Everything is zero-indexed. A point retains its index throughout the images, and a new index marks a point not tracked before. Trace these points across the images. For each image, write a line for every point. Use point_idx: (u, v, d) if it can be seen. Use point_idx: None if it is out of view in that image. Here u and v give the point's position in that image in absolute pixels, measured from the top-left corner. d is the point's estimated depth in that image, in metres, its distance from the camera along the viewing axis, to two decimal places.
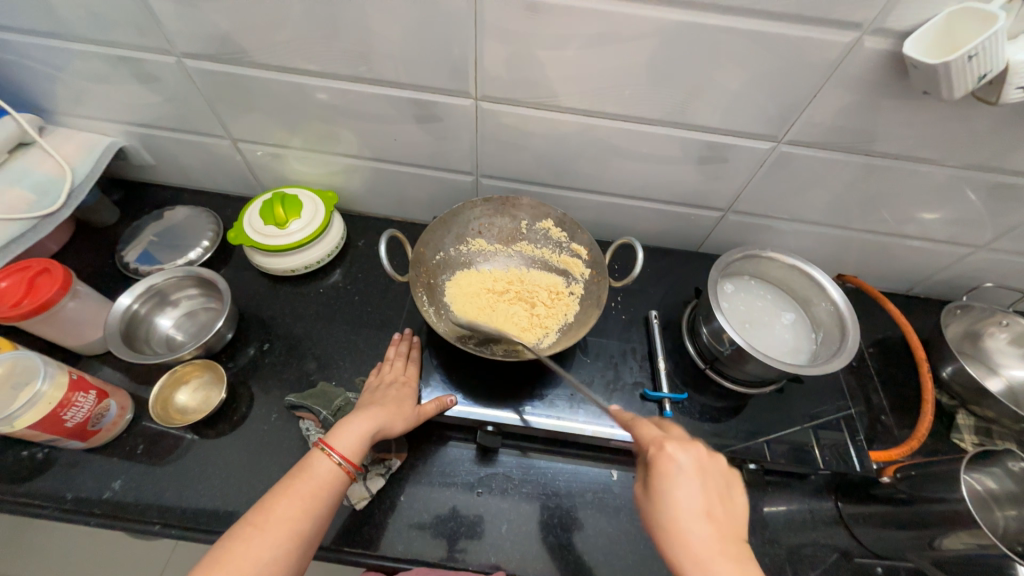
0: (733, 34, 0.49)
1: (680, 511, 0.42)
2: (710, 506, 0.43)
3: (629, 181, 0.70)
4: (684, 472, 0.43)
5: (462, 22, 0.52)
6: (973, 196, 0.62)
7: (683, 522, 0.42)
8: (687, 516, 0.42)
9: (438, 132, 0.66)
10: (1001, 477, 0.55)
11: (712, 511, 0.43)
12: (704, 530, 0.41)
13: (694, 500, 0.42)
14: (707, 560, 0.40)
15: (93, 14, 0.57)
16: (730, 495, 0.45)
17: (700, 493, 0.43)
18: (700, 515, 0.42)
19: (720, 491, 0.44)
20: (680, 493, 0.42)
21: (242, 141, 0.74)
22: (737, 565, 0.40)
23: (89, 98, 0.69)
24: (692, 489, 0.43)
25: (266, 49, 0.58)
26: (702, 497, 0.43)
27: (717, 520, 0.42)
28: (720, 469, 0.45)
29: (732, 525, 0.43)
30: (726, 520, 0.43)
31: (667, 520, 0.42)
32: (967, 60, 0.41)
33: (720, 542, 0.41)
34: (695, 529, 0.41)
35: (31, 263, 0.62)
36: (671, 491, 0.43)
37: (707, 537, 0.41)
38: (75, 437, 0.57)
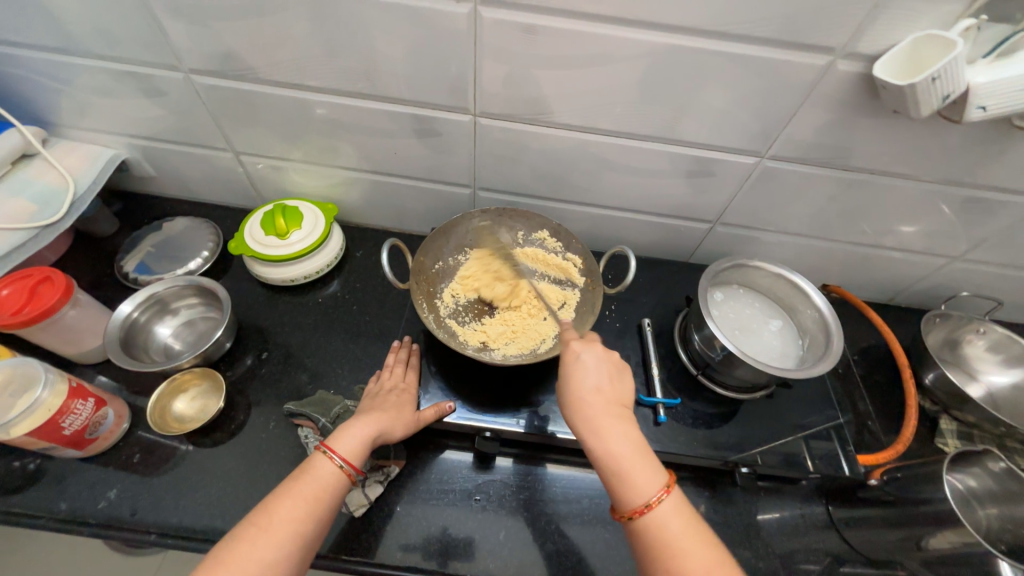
0: (716, 57, 0.52)
1: (578, 388, 0.51)
2: (604, 385, 0.52)
3: (621, 193, 0.72)
4: (586, 362, 0.53)
5: (463, 43, 0.55)
6: (946, 209, 0.66)
7: (581, 397, 0.51)
8: (583, 390, 0.51)
9: (437, 146, 0.69)
10: (980, 476, 0.58)
11: (605, 389, 0.51)
12: (596, 400, 0.50)
13: (590, 380, 0.52)
14: (596, 419, 0.49)
15: (106, 32, 0.59)
16: (624, 379, 0.53)
17: (596, 375, 0.52)
18: (594, 391, 0.51)
19: (615, 375, 0.53)
20: (581, 376, 0.52)
21: (244, 154, 0.76)
22: (620, 423, 0.49)
23: (94, 112, 0.71)
24: (590, 372, 0.52)
25: (270, 66, 0.61)
26: (598, 379, 0.52)
27: (608, 395, 0.51)
28: (618, 361, 0.55)
29: (622, 399, 0.52)
30: (616, 395, 0.52)
31: (570, 395, 0.52)
32: (932, 81, 0.45)
33: (606, 408, 0.50)
34: (590, 399, 0.50)
35: (32, 272, 0.62)
36: (573, 374, 0.52)
37: (598, 405, 0.50)
38: (71, 445, 0.57)
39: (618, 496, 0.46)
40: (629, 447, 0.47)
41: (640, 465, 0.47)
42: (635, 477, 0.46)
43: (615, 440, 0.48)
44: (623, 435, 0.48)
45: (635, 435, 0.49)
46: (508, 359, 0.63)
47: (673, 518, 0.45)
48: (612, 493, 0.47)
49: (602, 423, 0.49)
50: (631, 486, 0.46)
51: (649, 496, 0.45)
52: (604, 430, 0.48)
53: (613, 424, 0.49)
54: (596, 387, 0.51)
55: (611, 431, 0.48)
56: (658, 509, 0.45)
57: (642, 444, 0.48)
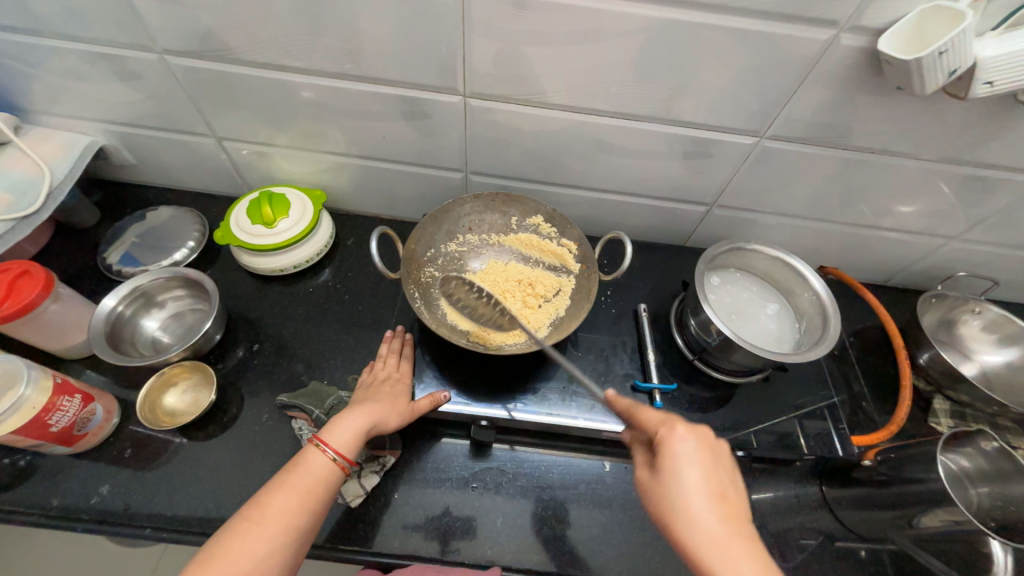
0: (716, 32, 0.50)
1: (689, 492, 0.41)
2: (720, 486, 0.42)
3: (616, 176, 0.71)
4: (696, 454, 0.43)
5: (450, 19, 0.52)
6: (946, 188, 0.65)
7: (698, 506, 0.40)
8: (697, 496, 0.41)
9: (427, 129, 0.66)
10: (974, 456, 0.58)
11: (723, 492, 0.42)
12: (716, 509, 0.40)
13: (706, 481, 0.42)
14: (721, 539, 0.39)
15: (71, 10, 0.55)
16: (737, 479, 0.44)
17: (709, 473, 0.42)
18: (711, 495, 0.41)
19: (728, 472, 0.44)
20: (692, 473, 0.42)
21: (226, 139, 0.73)
22: (750, 547, 0.39)
23: (67, 97, 0.68)
24: (704, 470, 0.42)
25: (250, 46, 0.58)
26: (713, 478, 0.42)
27: (729, 502, 0.41)
28: (730, 456, 0.45)
29: (741, 506, 0.42)
30: (734, 501, 0.42)
31: (679, 500, 0.41)
32: (938, 55, 0.43)
33: (730, 521, 0.40)
34: (705, 506, 0.40)
35: (10, 265, 0.60)
36: (681, 471, 0.42)
37: (718, 513, 0.40)
38: (60, 441, 0.56)
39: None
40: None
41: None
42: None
43: (749, 567, 0.37)
44: (758, 562, 0.38)
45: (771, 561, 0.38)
46: (502, 347, 0.62)
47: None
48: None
49: (731, 544, 0.39)
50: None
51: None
52: (737, 556, 0.38)
53: (744, 545, 0.39)
54: (713, 491, 0.41)
55: (742, 557, 0.38)
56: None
57: (783, 575, 0.38)
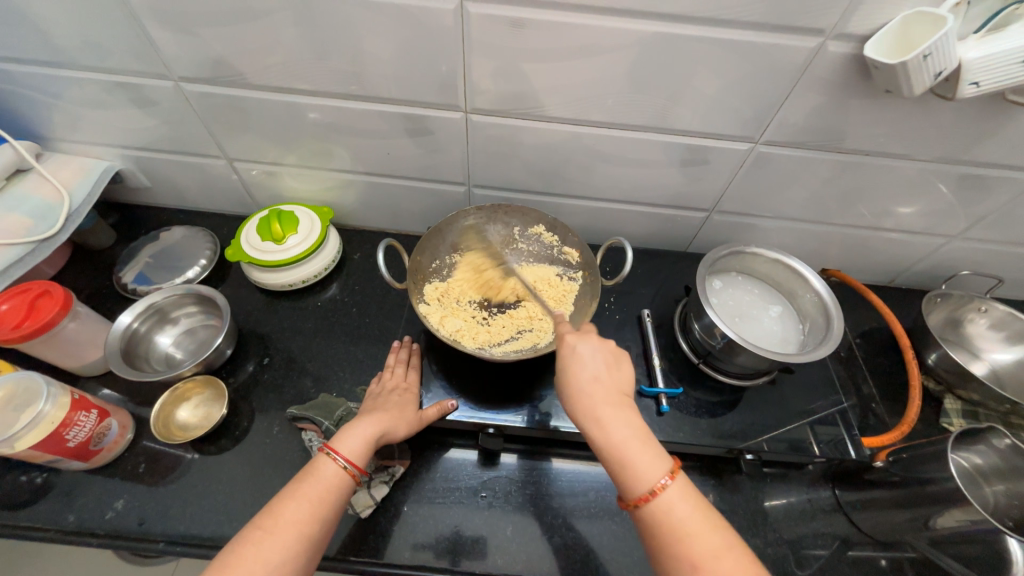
0: (706, 44, 0.52)
1: (574, 377, 0.50)
2: (600, 372, 0.50)
3: (615, 185, 0.72)
4: (579, 350, 0.51)
5: (450, 39, 0.54)
6: (942, 188, 0.65)
7: (578, 386, 0.49)
8: (581, 380, 0.49)
9: (430, 145, 0.68)
10: (986, 453, 0.58)
11: (602, 376, 0.50)
12: (592, 388, 0.49)
13: (585, 367, 0.50)
14: (594, 409, 0.47)
15: (93, 43, 0.59)
16: (621, 365, 0.51)
17: (591, 364, 0.50)
18: (591, 377, 0.49)
19: (612, 361, 0.51)
20: (576, 364, 0.50)
21: (238, 161, 0.76)
22: (617, 412, 0.47)
23: (85, 124, 0.71)
24: (586, 361, 0.50)
25: (261, 71, 0.60)
26: (594, 366, 0.50)
27: (607, 383, 0.49)
28: (614, 347, 0.53)
29: (621, 384, 0.50)
30: (615, 383, 0.50)
31: (566, 385, 0.50)
32: (923, 59, 0.45)
33: (605, 395, 0.48)
34: (586, 383, 0.49)
35: (30, 286, 0.63)
36: (568, 365, 0.50)
37: (597, 391, 0.48)
38: (77, 457, 0.58)
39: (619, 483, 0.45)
40: (630, 435, 0.46)
41: (644, 452, 0.45)
42: (637, 462, 0.44)
43: (613, 423, 0.46)
44: (623, 424, 0.46)
45: (635, 423, 0.47)
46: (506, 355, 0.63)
47: (681, 501, 0.43)
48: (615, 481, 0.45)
49: (601, 411, 0.47)
50: (635, 473, 0.44)
51: (654, 483, 0.43)
52: (604, 418, 0.47)
53: (612, 410, 0.47)
54: (594, 377, 0.49)
55: (610, 418, 0.47)
56: (663, 494, 0.43)
57: (642, 429, 0.47)
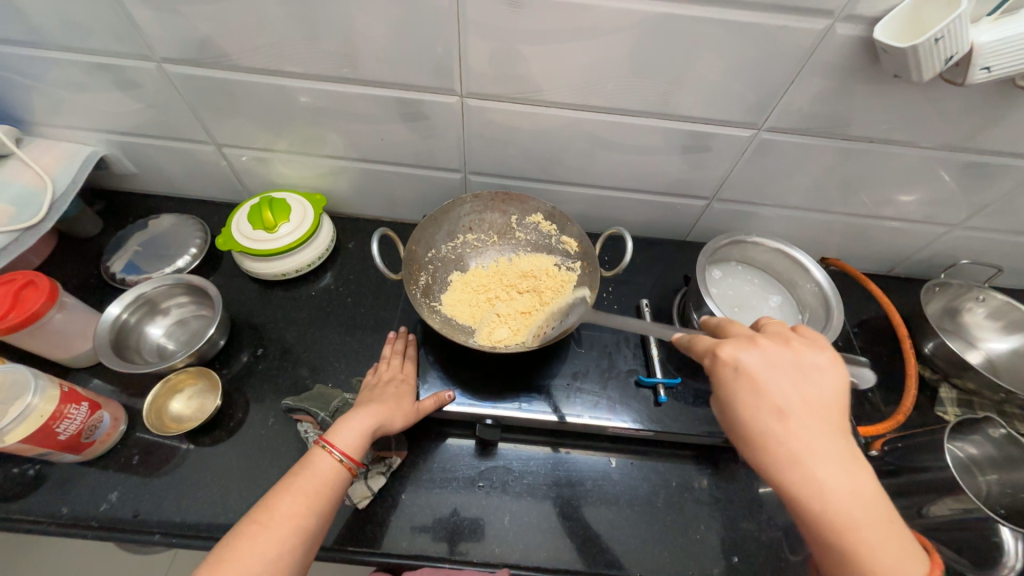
0: (712, 25, 0.50)
1: (757, 412, 0.38)
2: (795, 403, 0.38)
3: (615, 173, 0.71)
4: (755, 374, 0.39)
5: (445, 19, 0.52)
6: (946, 176, 0.65)
7: (766, 427, 0.38)
8: (768, 419, 0.38)
9: (424, 130, 0.67)
10: (982, 444, 0.58)
11: (797, 407, 0.38)
12: (788, 428, 0.37)
13: (771, 398, 0.38)
14: (797, 459, 0.36)
15: (70, 22, 0.56)
16: (821, 384, 0.39)
17: (777, 393, 0.38)
18: (781, 413, 0.38)
19: (805, 382, 0.39)
20: (757, 396, 0.38)
21: (226, 146, 0.73)
22: (831, 461, 0.36)
23: (67, 108, 0.68)
24: (771, 388, 0.38)
25: (248, 52, 0.58)
26: (787, 398, 0.38)
27: (804, 416, 0.38)
28: (806, 357, 0.40)
29: (826, 414, 0.38)
30: (813, 414, 0.38)
31: (747, 423, 0.39)
32: (934, 42, 0.43)
33: (807, 436, 0.37)
34: (781, 427, 0.37)
35: (15, 276, 0.61)
36: (743, 395, 0.39)
37: (801, 434, 0.37)
38: (69, 450, 0.57)
39: (843, 558, 0.36)
40: (855, 503, 0.36)
41: (875, 526, 0.36)
42: (869, 536, 0.35)
43: (831, 484, 0.36)
44: (839, 478, 0.36)
45: (854, 472, 0.36)
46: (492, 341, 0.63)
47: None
48: (830, 555, 0.37)
49: (811, 464, 0.36)
50: (864, 549, 0.35)
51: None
52: (813, 471, 0.36)
53: (824, 461, 0.36)
54: (785, 410, 0.38)
55: (829, 477, 0.36)
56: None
57: (864, 480, 0.36)
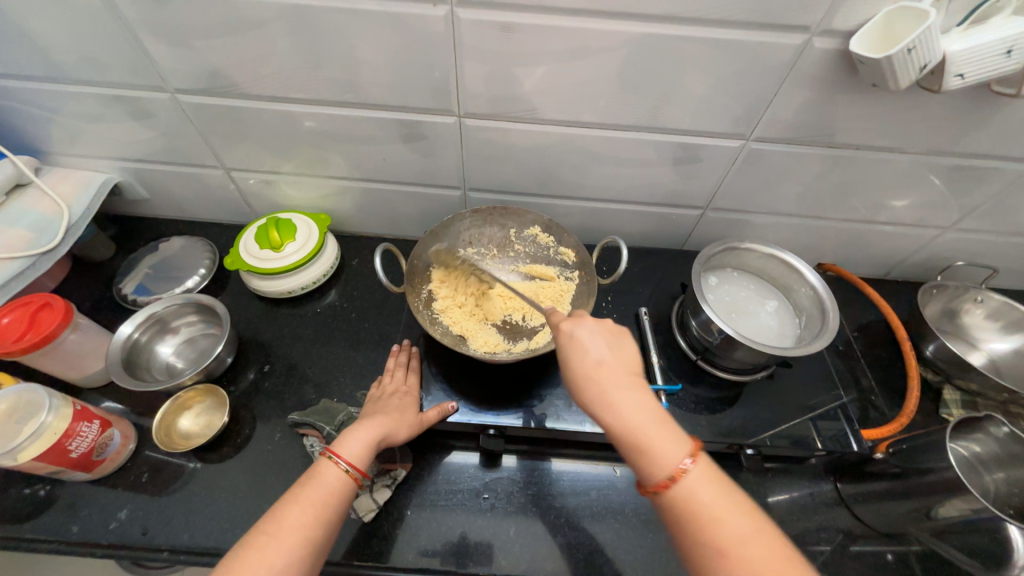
0: (695, 43, 0.52)
1: (579, 362, 0.47)
2: (607, 357, 0.47)
3: (610, 185, 0.73)
4: (581, 335, 0.48)
5: (442, 45, 0.55)
6: (934, 180, 0.66)
7: (584, 371, 0.46)
8: (586, 366, 0.46)
9: (425, 150, 0.69)
10: (985, 442, 0.58)
11: (609, 359, 0.47)
12: (599, 371, 0.46)
13: (589, 352, 0.47)
14: (605, 392, 0.45)
15: (89, 58, 0.60)
16: (629, 346, 0.48)
17: (594, 349, 0.47)
18: (595, 362, 0.47)
19: (615, 342, 0.48)
20: (579, 350, 0.48)
21: (235, 170, 0.76)
22: (631, 394, 0.45)
23: (84, 138, 0.72)
24: (590, 345, 0.48)
25: (256, 81, 0.61)
26: (596, 352, 0.47)
27: (612, 364, 0.47)
28: (617, 328, 0.50)
29: (629, 365, 0.47)
30: (621, 363, 0.47)
31: (571, 373, 0.47)
32: (907, 52, 0.45)
33: (613, 379, 0.45)
34: (595, 372, 0.46)
35: (32, 299, 0.63)
36: (569, 351, 0.48)
37: (608, 376, 0.46)
38: (80, 468, 0.58)
39: (642, 472, 0.43)
40: (645, 417, 0.43)
41: (661, 434, 0.43)
42: (657, 448, 0.42)
43: (629, 411, 0.44)
44: (636, 405, 0.44)
45: (649, 403, 0.44)
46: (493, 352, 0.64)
47: (704, 484, 0.41)
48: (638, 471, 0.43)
49: (614, 396, 0.44)
50: (654, 460, 0.42)
51: (677, 469, 0.41)
52: (616, 402, 0.44)
53: (623, 393, 0.44)
54: (599, 360, 0.47)
55: (623, 400, 0.44)
56: (688, 479, 0.41)
57: (657, 409, 0.44)
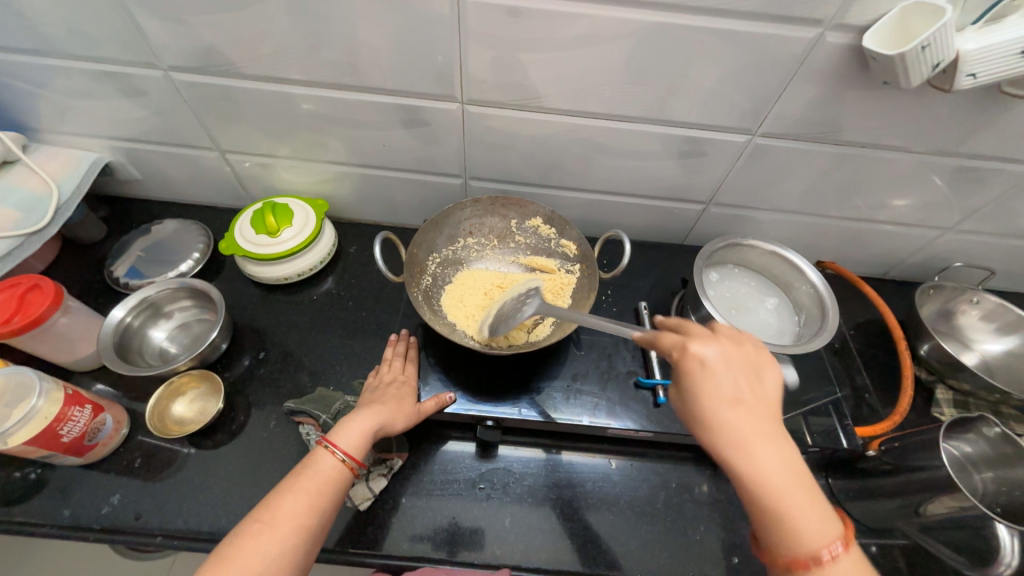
0: (706, 34, 0.51)
1: (711, 400, 0.41)
2: (748, 396, 0.42)
3: (613, 177, 0.72)
4: (715, 369, 0.42)
5: (447, 28, 0.53)
6: (938, 180, 0.66)
7: (719, 413, 0.41)
8: (722, 406, 0.41)
9: (426, 136, 0.68)
10: (976, 442, 0.59)
11: (747, 399, 0.41)
12: (737, 415, 0.40)
13: (725, 389, 0.41)
14: (746, 443, 0.39)
15: (79, 31, 0.57)
16: (767, 382, 0.43)
17: (732, 386, 0.42)
18: (732, 402, 0.41)
19: (754, 379, 0.43)
20: (713, 386, 0.42)
21: (230, 152, 0.75)
22: (775, 450, 0.39)
23: (73, 115, 0.70)
24: (725, 381, 0.42)
25: (253, 60, 0.59)
26: (734, 386, 0.42)
27: (752, 407, 0.41)
28: (756, 358, 0.44)
29: (769, 409, 0.42)
30: (762, 405, 0.42)
31: (702, 412, 0.42)
32: (921, 50, 0.44)
33: (754, 426, 0.40)
34: (731, 415, 0.41)
35: (20, 280, 0.62)
36: (701, 383, 0.42)
37: (748, 421, 0.40)
38: (71, 452, 0.57)
39: (777, 541, 0.38)
40: (791, 481, 0.39)
41: (806, 502, 0.38)
42: (801, 519, 0.38)
43: (772, 469, 0.39)
44: (782, 464, 0.39)
45: (795, 461, 0.39)
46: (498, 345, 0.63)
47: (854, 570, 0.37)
48: (770, 536, 0.39)
49: (757, 449, 0.39)
50: (795, 533, 0.38)
51: (823, 549, 0.37)
52: (758, 456, 0.39)
53: (768, 447, 0.39)
54: (736, 400, 0.41)
55: (769, 459, 0.39)
56: (833, 565, 0.37)
57: (803, 470, 0.39)
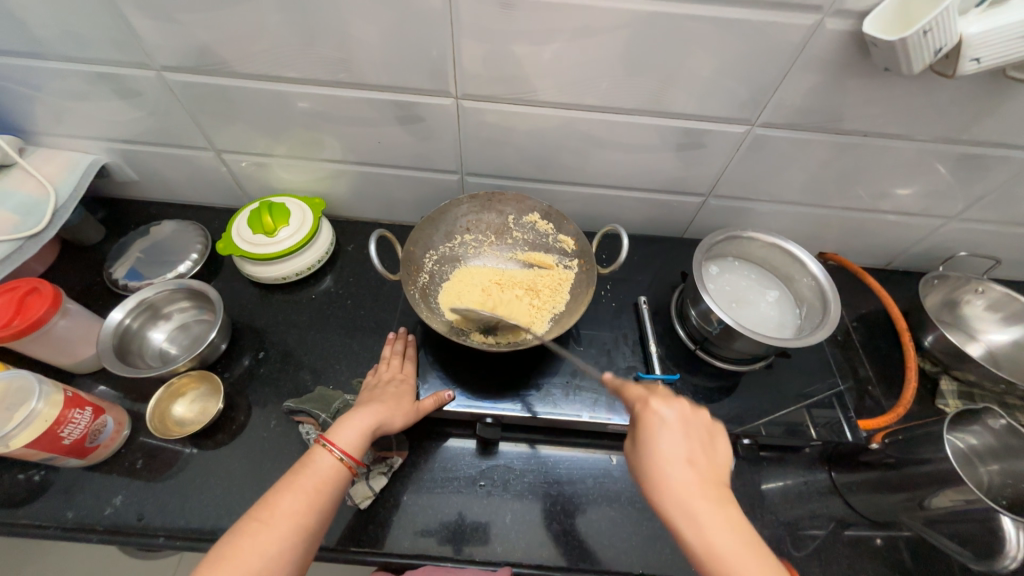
0: (702, 23, 0.50)
1: (660, 456, 0.43)
2: (696, 457, 0.43)
3: (611, 171, 0.71)
4: (669, 425, 0.45)
5: (439, 22, 0.53)
6: (942, 168, 0.65)
7: (666, 470, 0.42)
8: (671, 463, 0.43)
9: (421, 132, 0.67)
10: (981, 434, 0.58)
11: (697, 459, 0.43)
12: (685, 473, 0.42)
13: (676, 447, 0.43)
14: (690, 502, 0.41)
15: (70, 32, 0.57)
16: (718, 448, 0.45)
17: (684, 445, 0.44)
18: (683, 460, 0.43)
19: (705, 442, 0.45)
20: (665, 442, 0.44)
21: (226, 152, 0.74)
22: (719, 510, 0.40)
23: (69, 117, 0.69)
24: (677, 438, 0.44)
25: (245, 59, 0.59)
26: (687, 447, 0.44)
27: (702, 468, 0.43)
28: (709, 424, 0.46)
29: (718, 474, 0.43)
30: (708, 466, 0.43)
31: (651, 468, 0.43)
32: (922, 35, 0.43)
33: (700, 485, 0.42)
34: (680, 473, 0.42)
35: (19, 283, 0.62)
36: (652, 439, 0.44)
37: (693, 479, 0.42)
38: (73, 454, 0.57)
39: None
40: (736, 543, 0.39)
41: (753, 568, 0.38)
42: None
43: (713, 528, 0.39)
44: (726, 525, 0.40)
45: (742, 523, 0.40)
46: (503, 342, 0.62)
47: None
48: None
49: (700, 505, 0.40)
50: None
51: None
52: (701, 514, 0.40)
53: (712, 506, 0.40)
54: (684, 459, 0.43)
55: (711, 518, 0.40)
56: None
57: (750, 535, 0.39)
